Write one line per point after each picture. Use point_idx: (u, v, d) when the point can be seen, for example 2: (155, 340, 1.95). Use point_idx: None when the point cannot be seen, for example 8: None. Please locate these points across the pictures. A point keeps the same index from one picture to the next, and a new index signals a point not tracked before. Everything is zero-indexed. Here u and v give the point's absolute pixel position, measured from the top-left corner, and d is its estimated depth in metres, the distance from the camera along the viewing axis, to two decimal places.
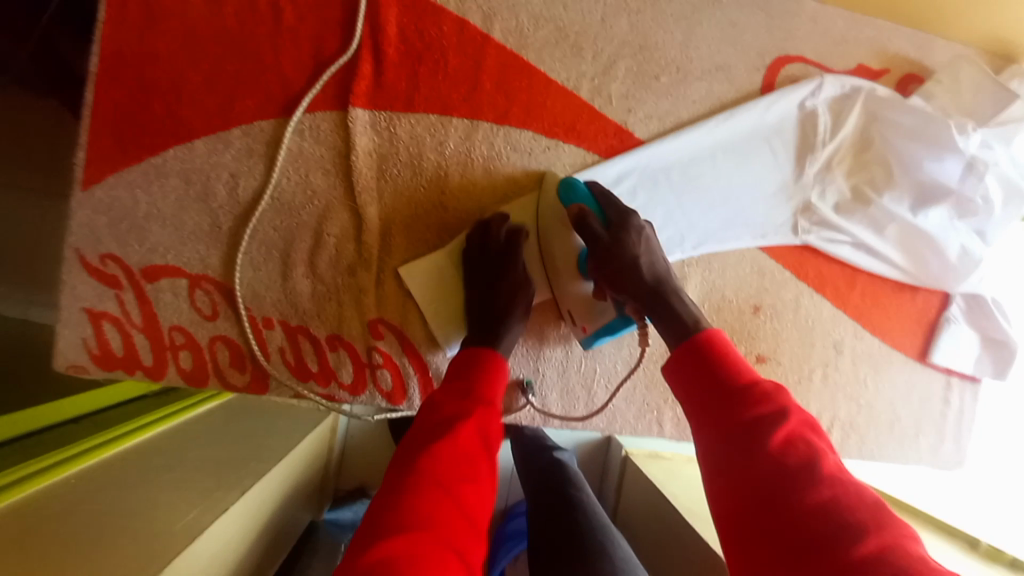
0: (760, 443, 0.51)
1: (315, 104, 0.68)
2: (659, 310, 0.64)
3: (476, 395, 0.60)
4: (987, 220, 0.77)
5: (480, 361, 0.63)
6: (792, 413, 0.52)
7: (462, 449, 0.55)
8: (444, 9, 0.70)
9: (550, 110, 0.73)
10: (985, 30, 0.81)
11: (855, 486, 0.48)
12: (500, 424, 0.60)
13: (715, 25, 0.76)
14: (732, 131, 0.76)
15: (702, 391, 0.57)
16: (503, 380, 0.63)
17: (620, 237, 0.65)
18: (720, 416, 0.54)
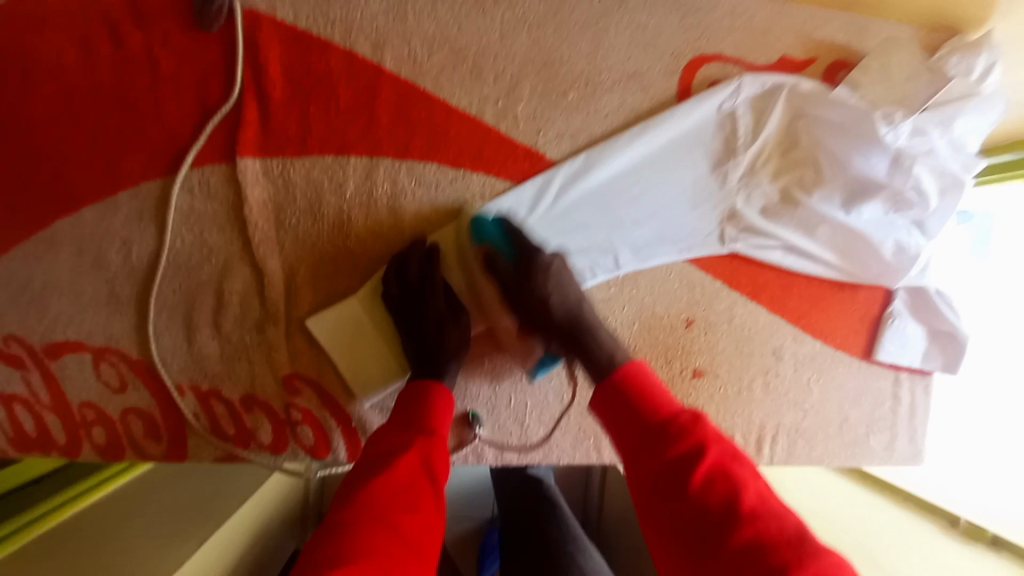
0: (681, 483, 0.52)
1: (201, 157, 0.64)
2: (579, 350, 0.65)
3: (419, 425, 0.59)
4: (925, 212, 0.73)
5: (424, 393, 0.61)
6: (708, 443, 0.54)
7: (403, 479, 0.53)
8: (330, 43, 0.65)
9: (455, 139, 0.69)
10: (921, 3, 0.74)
11: (777, 516, 0.49)
12: (447, 452, 0.59)
13: (624, 31, 0.71)
14: (651, 144, 0.72)
15: (626, 431, 0.58)
16: (450, 409, 0.61)
17: (525, 277, 0.65)
18: (642, 459, 0.55)
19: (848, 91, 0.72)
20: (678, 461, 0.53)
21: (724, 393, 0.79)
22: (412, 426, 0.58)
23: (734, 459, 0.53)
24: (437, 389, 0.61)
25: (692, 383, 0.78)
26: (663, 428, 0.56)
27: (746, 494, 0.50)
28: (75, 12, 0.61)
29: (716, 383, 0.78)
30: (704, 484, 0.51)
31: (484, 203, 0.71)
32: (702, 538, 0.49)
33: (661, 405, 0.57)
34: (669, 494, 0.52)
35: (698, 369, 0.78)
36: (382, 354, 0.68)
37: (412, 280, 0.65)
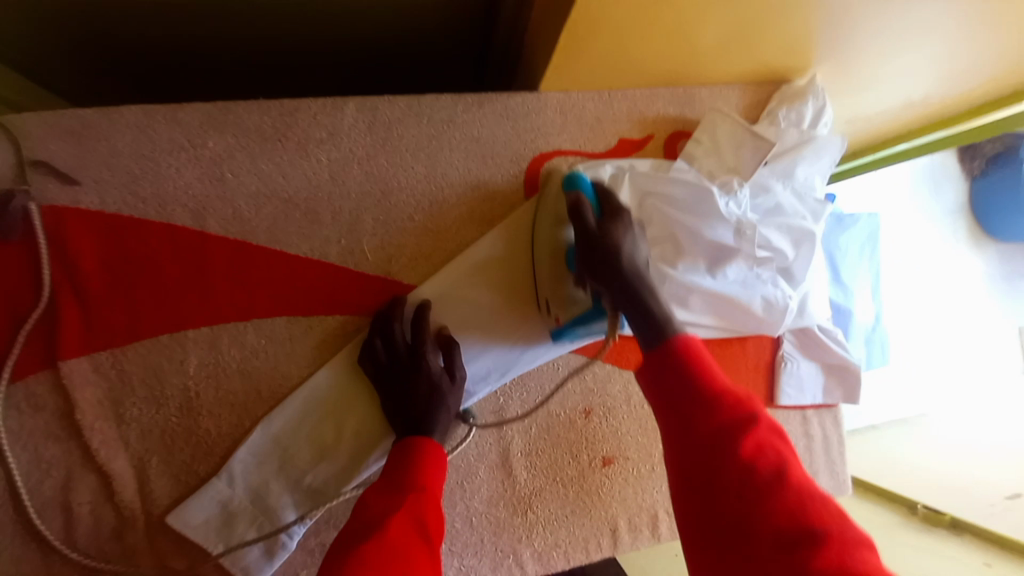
0: (729, 462, 0.44)
1: (19, 369, 0.59)
2: (632, 306, 0.54)
3: (408, 485, 0.55)
4: (785, 260, 0.75)
5: (413, 451, 0.58)
6: (760, 419, 0.46)
7: (394, 543, 0.48)
8: (145, 220, 0.62)
9: (302, 287, 0.66)
10: (741, 67, 0.76)
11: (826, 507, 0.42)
12: (440, 513, 0.54)
13: (458, 145, 0.71)
14: (507, 253, 0.72)
15: (666, 390, 0.49)
16: (440, 465, 0.58)
17: (608, 228, 0.57)
18: (684, 422, 0.47)
19: (684, 165, 0.74)
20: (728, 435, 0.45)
21: (637, 475, 0.77)
22: (400, 486, 0.54)
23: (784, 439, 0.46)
24: (425, 449, 0.58)
25: (603, 473, 0.76)
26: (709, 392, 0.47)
27: (796, 486, 0.43)
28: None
29: (627, 466, 0.77)
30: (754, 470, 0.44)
31: (345, 342, 0.68)
32: (746, 537, 0.42)
33: (713, 372, 0.48)
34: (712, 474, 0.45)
35: (608, 458, 0.76)
36: (261, 526, 0.64)
37: (400, 344, 0.65)
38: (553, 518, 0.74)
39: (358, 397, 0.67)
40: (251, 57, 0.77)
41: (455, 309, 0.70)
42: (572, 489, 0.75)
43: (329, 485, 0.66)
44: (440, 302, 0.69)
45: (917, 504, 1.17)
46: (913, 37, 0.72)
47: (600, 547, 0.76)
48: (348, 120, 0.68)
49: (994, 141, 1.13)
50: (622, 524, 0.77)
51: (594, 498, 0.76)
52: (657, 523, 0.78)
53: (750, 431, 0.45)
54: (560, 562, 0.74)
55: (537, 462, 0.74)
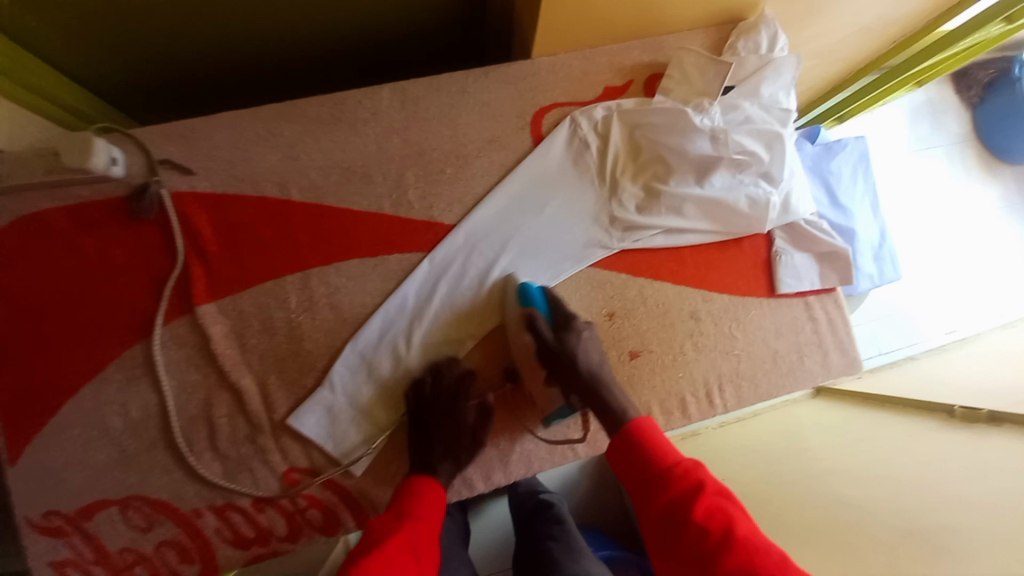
0: (687, 522, 0.59)
1: (168, 314, 0.78)
2: (596, 403, 0.75)
3: (409, 513, 0.67)
4: (763, 163, 0.87)
5: (414, 488, 0.71)
6: (706, 487, 0.62)
7: (392, 556, 0.60)
8: (244, 194, 0.81)
9: (365, 235, 0.83)
10: (701, 12, 0.90)
11: (765, 546, 0.56)
12: (432, 542, 0.65)
13: (473, 109, 0.88)
14: (522, 193, 0.88)
15: (635, 473, 0.67)
16: (436, 499, 0.71)
17: (563, 338, 0.77)
18: (654, 501, 0.64)
19: (662, 98, 0.88)
20: (684, 503, 0.61)
21: (662, 364, 0.89)
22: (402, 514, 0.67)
23: (729, 502, 0.61)
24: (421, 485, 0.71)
25: (632, 365, 0.88)
26: (671, 475, 0.64)
27: (741, 536, 0.57)
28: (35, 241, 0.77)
29: (652, 358, 0.88)
30: (704, 524, 0.58)
31: (404, 274, 0.84)
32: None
33: (666, 452, 0.67)
34: (678, 538, 0.60)
35: (634, 352, 0.88)
36: (359, 425, 0.80)
37: (444, 389, 0.79)
38: None
39: (420, 317, 0.83)
40: (308, 71, 0.97)
41: (490, 241, 0.86)
42: None
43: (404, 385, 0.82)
44: (477, 235, 0.86)
45: (954, 406, 1.03)
46: None
47: None
48: (385, 101, 0.86)
49: (988, 68, 1.51)
50: (654, 408, 0.88)
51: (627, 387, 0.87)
52: (686, 405, 0.89)
53: (700, 495, 0.61)
54: (605, 442, 0.87)
55: None
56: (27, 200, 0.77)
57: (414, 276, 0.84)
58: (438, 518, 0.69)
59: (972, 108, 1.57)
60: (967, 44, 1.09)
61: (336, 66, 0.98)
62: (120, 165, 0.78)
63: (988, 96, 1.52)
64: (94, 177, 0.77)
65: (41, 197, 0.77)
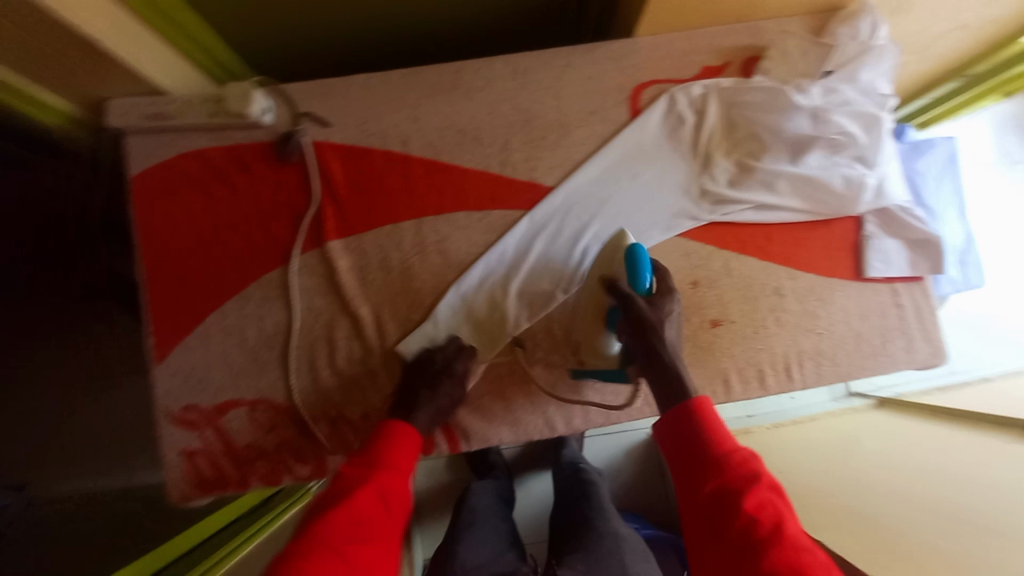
0: (732, 510, 0.56)
1: (303, 246, 0.89)
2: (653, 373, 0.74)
3: (377, 462, 0.67)
4: (859, 147, 0.89)
5: (384, 436, 0.71)
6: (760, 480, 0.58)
7: (358, 513, 0.60)
8: (373, 147, 0.91)
9: (474, 190, 0.92)
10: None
11: (812, 556, 0.52)
12: (404, 485, 0.67)
13: (578, 82, 0.95)
14: (617, 161, 0.93)
15: (685, 450, 0.64)
16: (408, 442, 0.71)
17: (656, 305, 0.77)
18: (697, 482, 0.61)
19: (762, 78, 0.91)
20: (733, 489, 0.58)
21: (743, 334, 0.91)
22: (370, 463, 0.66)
23: (783, 500, 0.57)
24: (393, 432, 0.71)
25: (713, 332, 0.90)
26: (726, 460, 0.61)
27: (791, 537, 0.53)
28: (195, 174, 0.90)
29: (734, 328, 0.91)
30: (753, 515, 0.55)
31: (505, 229, 0.91)
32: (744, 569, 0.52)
33: (724, 436, 0.63)
34: (719, 524, 0.56)
35: (716, 320, 0.91)
36: None
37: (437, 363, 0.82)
38: None
39: (517, 268, 0.90)
40: (424, 48, 1.08)
41: (585, 204, 0.92)
42: (687, 345, 0.90)
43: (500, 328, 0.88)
44: (574, 198, 0.92)
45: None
46: None
47: (715, 393, 0.90)
48: (498, 72, 0.94)
49: None
50: (733, 375, 0.90)
51: (706, 353, 0.90)
52: (764, 376, 0.90)
53: (754, 487, 0.57)
54: None
55: None
56: (190, 138, 0.90)
57: (515, 230, 0.91)
58: (409, 464, 0.69)
59: None
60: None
61: (447, 44, 1.08)
62: (270, 114, 0.89)
63: None
64: (249, 123, 0.89)
65: (203, 138, 0.90)
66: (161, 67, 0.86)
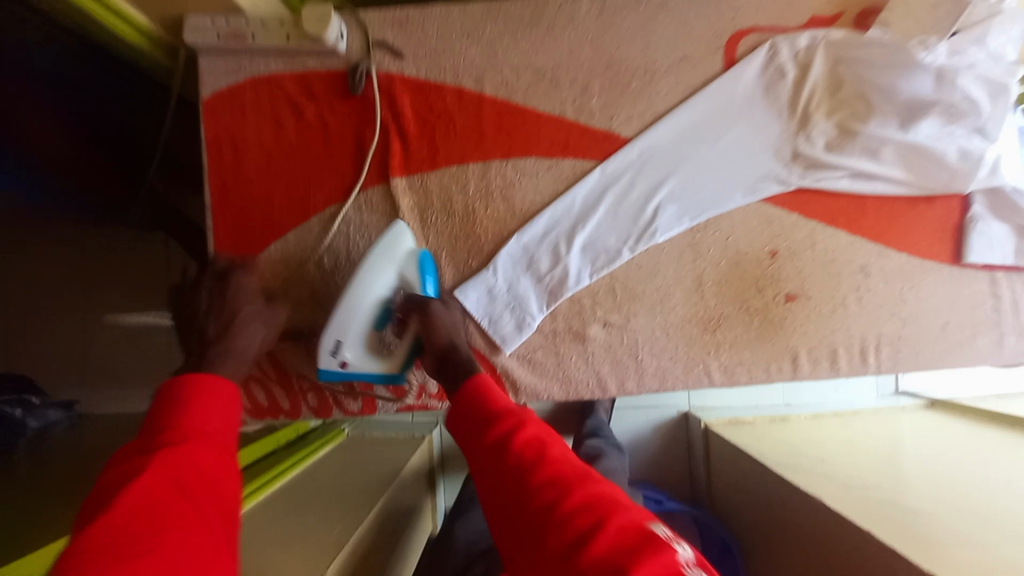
0: (511, 453, 0.56)
1: (366, 181, 0.87)
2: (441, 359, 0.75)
3: (166, 425, 0.54)
4: (981, 117, 0.79)
5: (173, 398, 0.57)
6: (537, 424, 0.59)
7: (150, 499, 0.46)
8: (444, 83, 0.87)
9: (546, 136, 0.87)
10: None
11: (596, 482, 0.51)
12: (215, 445, 0.54)
13: (669, 26, 0.87)
14: (702, 116, 0.87)
15: (463, 420, 0.63)
16: (215, 398, 0.58)
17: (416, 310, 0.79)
18: (478, 441, 0.60)
19: (881, 31, 0.81)
20: (513, 438, 0.57)
21: (819, 312, 0.85)
22: (162, 428, 0.53)
23: (555, 442, 0.58)
24: (203, 381, 0.59)
25: (787, 306, 0.85)
26: (496, 417, 0.61)
27: (578, 471, 0.53)
28: (265, 100, 0.88)
29: (810, 303, 0.85)
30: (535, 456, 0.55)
31: (574, 180, 0.87)
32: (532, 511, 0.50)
33: (495, 400, 0.63)
34: (512, 471, 0.54)
35: (791, 294, 0.85)
36: (512, 311, 0.85)
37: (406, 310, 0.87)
38: (738, 339, 0.85)
39: (582, 222, 0.86)
40: None
41: (662, 159, 0.87)
42: (757, 317, 0.85)
43: (561, 283, 0.85)
44: (651, 152, 0.87)
45: None
46: None
47: (780, 370, 0.86)
48: (583, 9, 0.87)
49: None
50: (802, 353, 0.85)
51: (777, 327, 0.85)
52: (836, 357, 0.85)
53: (520, 427, 0.58)
54: (743, 377, 0.86)
55: (725, 289, 0.86)
56: (263, 62, 0.88)
57: (585, 181, 0.86)
58: (228, 417, 0.59)
59: None
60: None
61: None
62: (345, 41, 0.86)
63: None
64: (323, 50, 0.86)
65: (276, 62, 0.88)
66: None
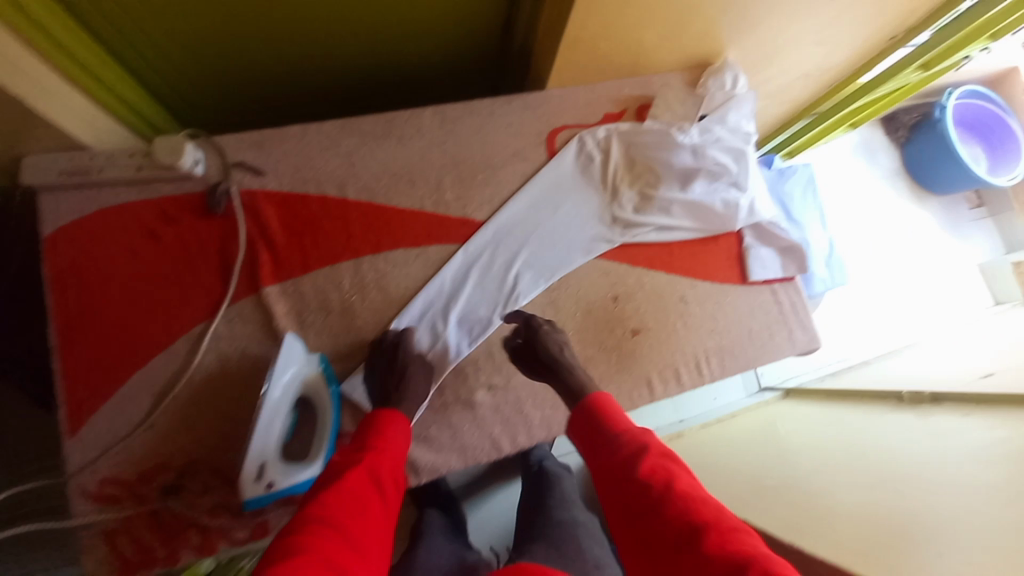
0: (631, 475, 0.63)
1: (237, 294, 0.89)
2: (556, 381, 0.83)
3: (369, 444, 0.71)
4: (733, 175, 1.07)
5: (375, 421, 0.75)
6: (652, 448, 0.65)
7: (358, 491, 0.63)
8: (307, 194, 0.94)
9: (411, 228, 0.98)
10: (682, 54, 1.12)
11: (709, 506, 0.58)
12: (392, 463, 0.70)
13: (499, 128, 1.06)
14: (540, 195, 1.05)
15: (595, 437, 0.71)
16: (396, 426, 0.75)
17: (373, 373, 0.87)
18: (605, 462, 0.68)
19: (653, 121, 1.08)
20: (632, 459, 0.65)
21: (658, 340, 1.04)
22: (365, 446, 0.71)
23: (672, 459, 0.65)
24: (397, 416, 0.76)
25: (634, 340, 1.02)
26: (624, 439, 0.68)
27: (689, 491, 0.60)
28: (117, 229, 0.87)
29: (651, 334, 1.03)
30: (648, 480, 0.62)
31: (442, 262, 0.98)
32: (659, 531, 0.58)
33: (621, 421, 0.71)
34: (634, 494, 0.62)
35: (636, 329, 1.03)
36: None
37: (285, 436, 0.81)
38: (603, 377, 0.99)
39: (454, 298, 0.96)
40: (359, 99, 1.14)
41: (515, 235, 1.02)
42: (614, 353, 1.01)
43: (443, 358, 0.93)
44: (502, 231, 1.02)
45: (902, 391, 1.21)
46: (799, 15, 1.06)
47: (641, 396, 1.01)
48: (427, 121, 1.03)
49: (910, 112, 1.83)
50: (654, 376, 1.02)
51: (630, 359, 1.01)
52: (679, 374, 1.03)
53: (646, 456, 0.64)
54: (614, 407, 0.99)
55: (585, 335, 1.01)
56: (113, 193, 0.88)
57: (451, 262, 0.98)
58: (403, 449, 0.74)
59: (900, 147, 1.88)
60: (890, 85, 1.39)
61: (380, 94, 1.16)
62: (201, 166, 0.89)
63: (912, 136, 1.83)
64: (177, 174, 0.88)
65: (131, 191, 0.88)
66: (88, 124, 0.85)
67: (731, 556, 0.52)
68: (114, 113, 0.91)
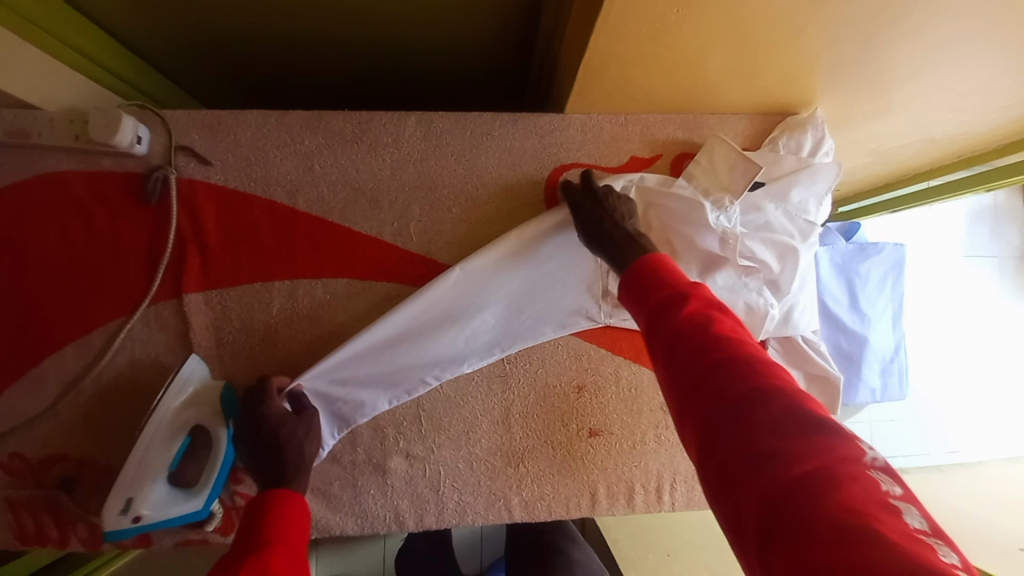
0: (683, 315, 0.55)
1: (158, 295, 0.82)
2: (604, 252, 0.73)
3: (257, 542, 0.62)
4: (770, 272, 0.84)
5: (261, 514, 0.66)
6: (709, 301, 0.56)
7: None
8: (253, 195, 0.82)
9: (361, 256, 0.85)
10: (753, 97, 0.84)
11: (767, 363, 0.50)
12: (287, 556, 0.61)
13: (492, 154, 0.86)
14: (525, 244, 0.82)
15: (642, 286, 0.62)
16: (293, 514, 0.67)
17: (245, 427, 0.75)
18: (651, 304, 0.59)
19: (683, 183, 0.84)
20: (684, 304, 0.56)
21: (618, 449, 0.89)
22: (249, 547, 0.61)
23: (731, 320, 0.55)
24: (291, 501, 0.68)
25: (588, 442, 0.88)
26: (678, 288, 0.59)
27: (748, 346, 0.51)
28: (44, 200, 0.78)
29: (611, 440, 0.88)
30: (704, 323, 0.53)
31: (386, 304, 0.86)
32: (708, 367, 0.50)
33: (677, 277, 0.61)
34: (684, 333, 0.53)
35: (594, 430, 0.88)
36: None
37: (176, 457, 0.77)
38: (540, 474, 0.88)
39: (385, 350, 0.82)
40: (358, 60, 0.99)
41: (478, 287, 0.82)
42: (560, 452, 0.88)
43: (359, 413, 0.83)
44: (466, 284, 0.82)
45: None
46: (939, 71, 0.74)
47: (579, 508, 0.89)
48: (409, 129, 0.84)
49: None
50: (600, 489, 0.89)
51: (578, 463, 0.88)
52: (632, 495, 0.90)
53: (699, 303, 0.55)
54: (544, 511, 0.89)
55: (530, 424, 0.87)
56: (45, 159, 0.78)
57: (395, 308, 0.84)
58: (303, 538, 0.66)
59: None
60: None
61: (384, 61, 1.00)
62: (144, 144, 0.79)
63: None
64: (115, 150, 0.78)
65: (65, 160, 0.78)
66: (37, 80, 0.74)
67: (792, 407, 0.44)
68: (87, 75, 0.81)
